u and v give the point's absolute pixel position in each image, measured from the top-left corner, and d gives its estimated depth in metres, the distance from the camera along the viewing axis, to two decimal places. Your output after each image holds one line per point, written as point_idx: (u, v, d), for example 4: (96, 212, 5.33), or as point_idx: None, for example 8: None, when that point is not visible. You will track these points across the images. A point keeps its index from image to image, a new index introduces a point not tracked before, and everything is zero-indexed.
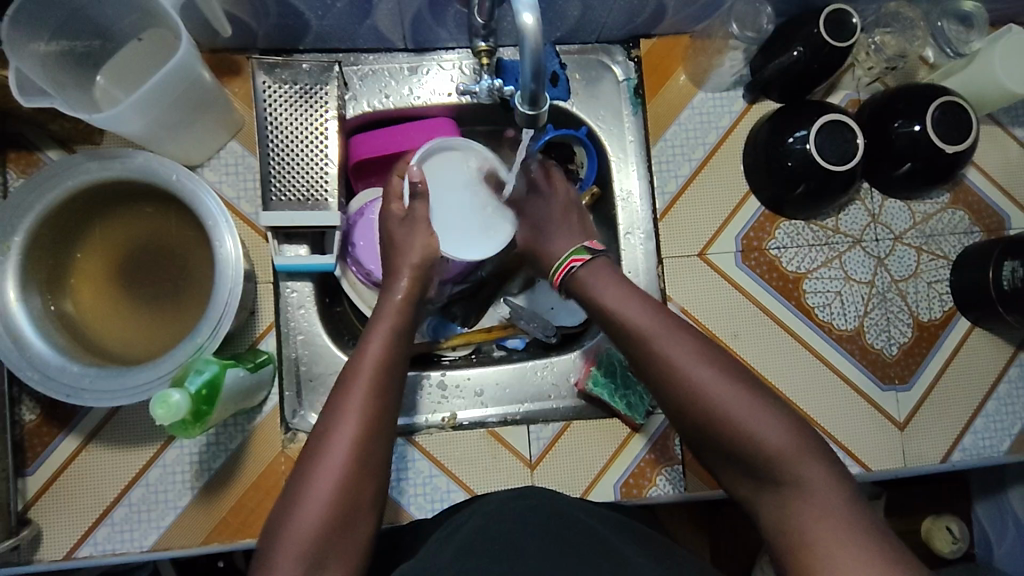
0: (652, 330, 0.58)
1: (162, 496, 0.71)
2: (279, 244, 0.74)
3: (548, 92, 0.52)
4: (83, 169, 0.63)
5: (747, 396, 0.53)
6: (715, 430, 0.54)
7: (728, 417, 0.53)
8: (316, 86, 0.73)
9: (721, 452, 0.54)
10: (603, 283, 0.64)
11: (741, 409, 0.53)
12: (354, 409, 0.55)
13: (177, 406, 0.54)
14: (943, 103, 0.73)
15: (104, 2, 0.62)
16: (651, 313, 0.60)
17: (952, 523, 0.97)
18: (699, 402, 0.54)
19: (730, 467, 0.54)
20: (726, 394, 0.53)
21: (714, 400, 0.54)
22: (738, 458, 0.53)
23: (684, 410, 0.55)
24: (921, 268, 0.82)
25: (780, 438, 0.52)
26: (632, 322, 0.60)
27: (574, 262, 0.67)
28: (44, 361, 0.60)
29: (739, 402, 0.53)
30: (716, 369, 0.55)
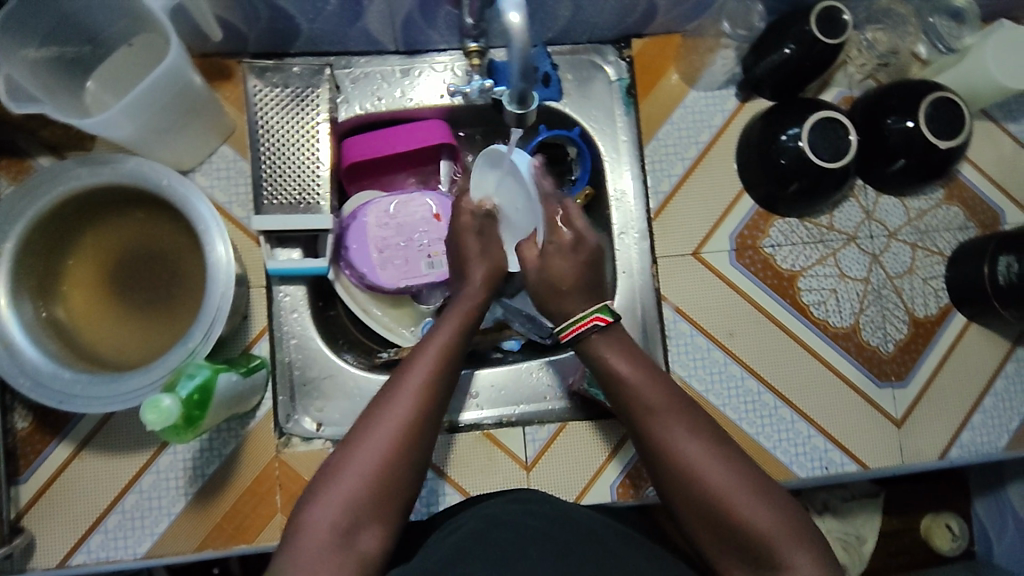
0: (664, 410, 0.56)
1: (156, 503, 0.70)
2: (271, 248, 0.73)
3: (535, 93, 0.53)
4: (74, 175, 0.63)
5: (752, 491, 0.52)
6: (716, 517, 0.52)
7: (730, 508, 0.52)
8: (307, 89, 0.73)
9: (718, 539, 0.53)
10: (615, 351, 0.60)
11: (743, 504, 0.52)
12: (352, 459, 0.52)
13: (169, 411, 0.54)
14: (936, 99, 0.73)
15: (93, 8, 0.61)
16: (663, 390, 0.57)
17: (953, 521, 0.98)
18: (701, 489, 0.53)
19: (724, 549, 0.53)
20: (730, 486, 0.52)
21: (717, 488, 0.52)
22: (735, 550, 0.52)
23: (684, 487, 0.54)
24: (917, 264, 0.82)
25: (780, 535, 0.51)
26: (643, 397, 0.57)
27: (597, 321, 0.61)
28: (36, 367, 0.60)
29: (743, 494, 0.52)
30: (722, 461, 0.54)
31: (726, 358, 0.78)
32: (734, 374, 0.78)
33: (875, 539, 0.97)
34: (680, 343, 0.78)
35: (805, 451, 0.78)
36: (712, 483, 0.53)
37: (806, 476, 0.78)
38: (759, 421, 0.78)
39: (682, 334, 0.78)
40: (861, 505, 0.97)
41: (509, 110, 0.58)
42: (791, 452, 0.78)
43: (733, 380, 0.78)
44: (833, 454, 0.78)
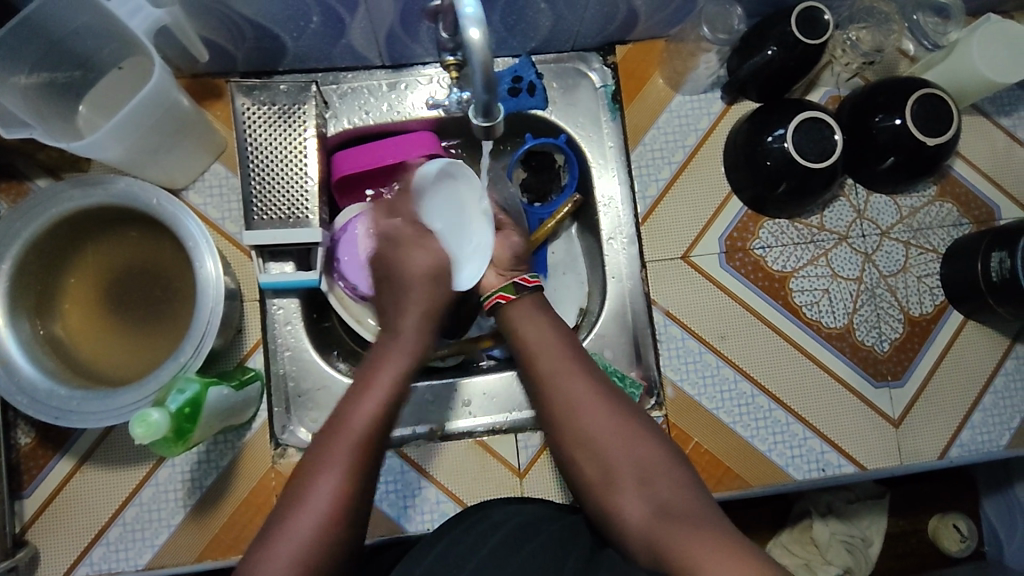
0: (551, 360, 0.64)
1: (156, 515, 0.72)
2: (263, 262, 0.74)
3: (501, 103, 0.53)
4: (67, 197, 0.64)
5: (627, 427, 0.59)
6: (596, 451, 0.59)
7: (608, 440, 0.59)
8: (294, 106, 0.75)
9: (600, 475, 0.58)
10: (523, 308, 0.69)
11: (620, 435, 0.59)
12: (296, 520, 0.52)
13: (157, 424, 0.55)
14: (922, 96, 0.73)
15: (82, 33, 0.63)
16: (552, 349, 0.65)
17: (960, 520, 0.96)
18: (581, 424, 0.60)
19: (609, 483, 0.57)
20: (604, 418, 0.60)
21: (596, 425, 0.60)
22: (616, 479, 0.57)
23: (571, 427, 0.60)
24: (910, 262, 0.81)
25: (654, 458, 0.57)
26: (534, 347, 0.66)
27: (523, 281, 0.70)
28: (33, 385, 0.61)
29: (620, 429, 0.59)
30: (602, 403, 0.61)
31: (718, 361, 0.78)
32: (726, 377, 0.78)
33: (881, 541, 0.96)
34: (672, 347, 0.78)
35: (801, 453, 0.77)
36: (595, 420, 0.60)
37: (803, 478, 0.77)
38: (753, 424, 0.77)
39: (673, 338, 0.78)
40: (865, 507, 0.96)
41: (476, 121, 0.57)
42: (787, 454, 0.77)
43: (725, 383, 0.78)
44: (830, 456, 0.78)
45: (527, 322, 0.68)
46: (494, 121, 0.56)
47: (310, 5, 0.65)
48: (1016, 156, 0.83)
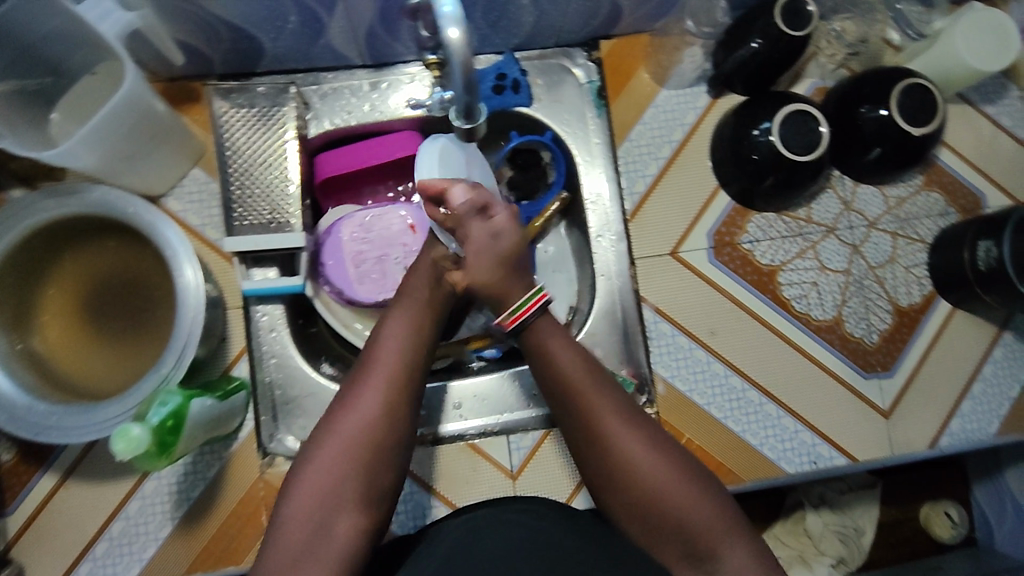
0: (597, 404, 0.57)
1: (143, 528, 0.71)
2: (246, 268, 0.73)
3: (481, 105, 0.51)
4: (41, 208, 0.63)
5: (684, 489, 0.55)
6: (649, 513, 0.55)
7: (666, 503, 0.55)
8: (273, 108, 0.73)
9: (654, 535, 0.56)
10: (551, 334, 0.60)
11: (678, 500, 0.55)
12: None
13: (138, 439, 0.54)
14: (907, 87, 0.72)
15: (51, 39, 0.61)
16: (594, 385, 0.58)
17: (951, 507, 0.97)
18: (637, 485, 0.55)
19: (664, 546, 0.56)
20: (663, 479, 0.55)
21: (647, 483, 0.55)
22: (671, 544, 0.56)
23: (622, 484, 0.56)
24: (898, 253, 0.81)
25: (715, 529, 0.55)
26: (578, 387, 0.58)
27: (536, 304, 0.60)
28: (11, 401, 0.60)
29: (685, 494, 0.55)
30: (658, 461, 0.56)
31: (709, 357, 0.78)
32: (717, 372, 0.78)
33: (874, 530, 0.96)
34: (662, 344, 0.78)
35: (793, 447, 0.77)
36: (653, 482, 0.55)
37: (795, 471, 0.77)
38: (745, 419, 0.77)
39: (663, 334, 0.78)
40: (858, 497, 0.96)
41: (456, 124, 0.55)
42: (778, 448, 0.77)
43: (716, 378, 0.78)
44: (821, 449, 0.78)
45: (566, 355, 0.59)
46: (476, 123, 0.54)
47: (287, 5, 0.64)
48: (1001, 144, 0.83)
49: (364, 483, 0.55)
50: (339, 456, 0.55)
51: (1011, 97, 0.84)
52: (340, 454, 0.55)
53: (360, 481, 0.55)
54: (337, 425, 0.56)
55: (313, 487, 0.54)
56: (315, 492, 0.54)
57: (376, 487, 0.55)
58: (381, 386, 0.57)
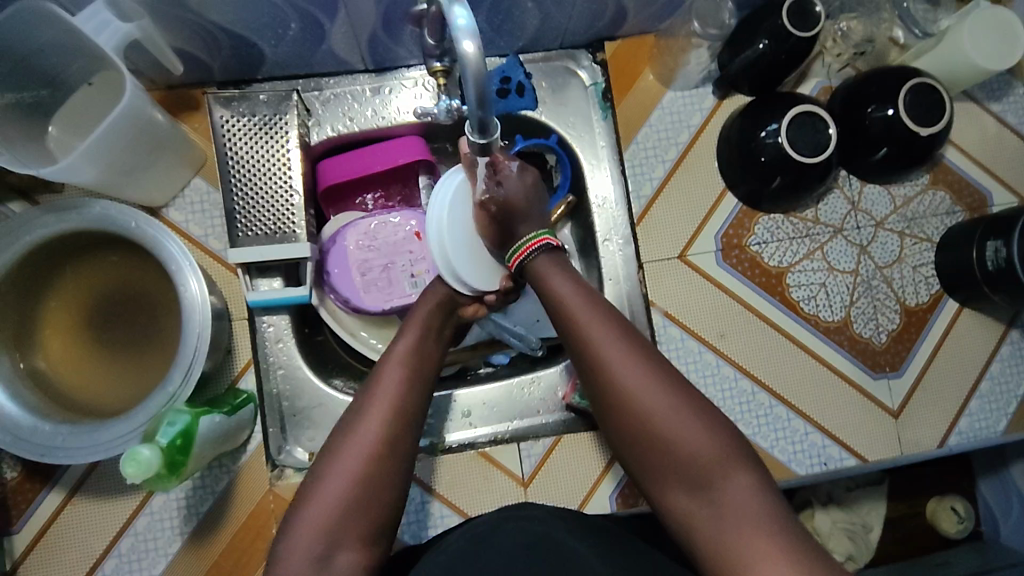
0: (594, 328, 0.57)
1: (152, 545, 0.70)
2: (251, 279, 0.72)
3: (496, 119, 0.50)
4: (41, 224, 0.61)
5: (682, 412, 0.54)
6: (650, 442, 0.54)
7: (666, 431, 0.53)
8: (276, 116, 0.72)
9: (658, 464, 0.54)
10: (555, 274, 0.62)
11: (679, 426, 0.53)
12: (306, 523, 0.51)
13: (147, 461, 0.53)
14: (915, 87, 0.72)
15: (48, 50, 0.60)
16: (593, 317, 0.58)
17: (958, 503, 0.97)
18: (637, 411, 0.54)
19: (666, 476, 0.54)
20: (661, 404, 0.54)
21: (651, 412, 0.54)
22: (674, 474, 0.53)
23: (623, 412, 0.55)
24: (905, 253, 0.81)
25: (716, 454, 0.52)
26: (574, 315, 0.59)
27: (536, 246, 0.63)
28: (16, 422, 0.58)
29: (685, 420, 0.53)
30: (656, 387, 0.55)
31: (718, 360, 0.78)
32: (727, 376, 0.77)
33: (881, 527, 0.97)
34: (672, 348, 0.77)
35: (803, 448, 0.77)
36: (650, 409, 0.54)
37: (805, 473, 0.77)
38: (755, 421, 0.77)
39: (673, 339, 0.77)
40: (865, 495, 0.97)
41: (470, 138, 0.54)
42: (789, 450, 0.77)
43: (726, 381, 0.77)
44: (832, 450, 0.77)
45: (564, 287, 0.60)
46: (490, 137, 0.53)
47: (288, 12, 0.63)
48: (1007, 141, 0.83)
49: (386, 453, 0.54)
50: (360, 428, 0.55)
51: (1017, 94, 0.83)
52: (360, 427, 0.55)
53: (385, 451, 0.54)
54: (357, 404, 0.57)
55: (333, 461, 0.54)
56: (336, 462, 0.54)
57: (400, 458, 0.55)
58: (401, 369, 0.59)
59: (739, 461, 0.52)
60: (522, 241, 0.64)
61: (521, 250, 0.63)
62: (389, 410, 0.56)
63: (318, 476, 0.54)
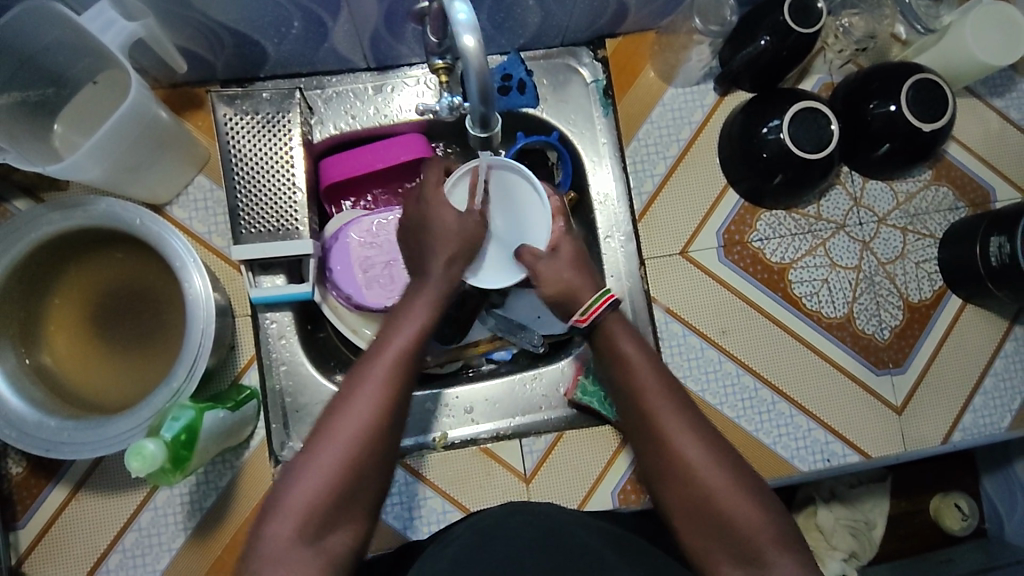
0: (660, 399, 0.58)
1: (155, 540, 0.70)
2: (255, 276, 0.73)
3: (497, 115, 0.49)
4: (47, 221, 0.62)
5: (739, 489, 0.54)
6: (704, 512, 0.54)
7: (724, 506, 0.54)
8: (279, 114, 0.72)
9: (708, 535, 0.54)
10: (625, 338, 0.62)
11: (735, 503, 0.53)
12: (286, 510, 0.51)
13: (153, 456, 0.53)
14: (916, 82, 0.72)
15: (53, 49, 0.60)
16: (664, 389, 0.58)
17: (961, 499, 0.97)
18: (695, 483, 0.54)
19: (713, 545, 0.54)
20: (723, 480, 0.54)
21: (716, 489, 0.54)
22: (726, 546, 0.53)
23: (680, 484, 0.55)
24: (908, 248, 0.81)
25: (768, 536, 0.53)
26: (640, 382, 0.59)
27: (604, 305, 0.63)
28: (21, 417, 0.59)
29: (740, 496, 0.54)
30: (717, 462, 0.55)
31: (720, 356, 0.77)
32: (729, 372, 0.77)
33: (884, 524, 0.97)
34: (673, 344, 0.77)
35: (806, 445, 0.77)
36: (710, 482, 0.54)
37: (808, 469, 0.77)
38: (757, 417, 0.77)
39: (675, 335, 0.77)
40: (868, 492, 0.97)
41: (473, 132, 0.55)
42: (791, 446, 0.77)
43: (728, 377, 0.77)
44: (834, 446, 0.77)
45: (634, 354, 0.60)
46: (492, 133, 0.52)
47: (291, 10, 0.63)
48: (1010, 137, 0.83)
49: (365, 453, 0.53)
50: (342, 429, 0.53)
51: (1020, 90, 0.83)
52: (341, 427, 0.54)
53: (364, 451, 0.53)
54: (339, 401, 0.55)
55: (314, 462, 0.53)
56: (316, 461, 0.52)
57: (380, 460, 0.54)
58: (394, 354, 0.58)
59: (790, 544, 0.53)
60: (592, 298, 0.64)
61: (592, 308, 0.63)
62: (373, 409, 0.54)
63: (295, 471, 0.53)
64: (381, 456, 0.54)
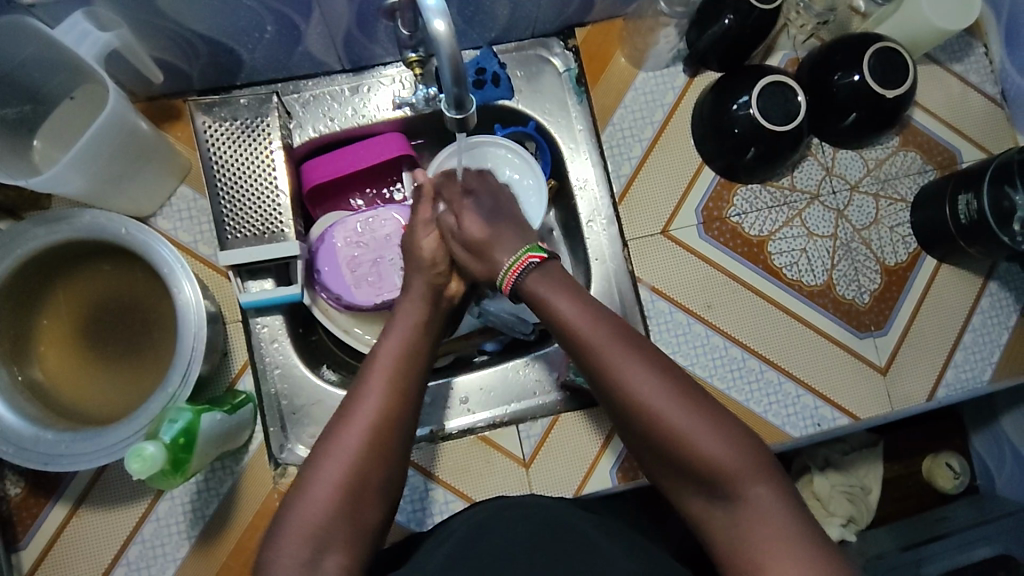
0: (604, 341, 0.55)
1: (160, 550, 0.70)
2: (242, 281, 0.73)
3: (471, 96, 0.51)
4: (31, 236, 0.62)
5: (695, 415, 0.53)
6: (667, 450, 0.53)
7: (683, 439, 0.52)
8: (257, 119, 0.73)
9: (676, 469, 0.54)
10: (552, 288, 0.59)
11: (693, 435, 0.52)
12: (302, 505, 0.52)
13: (153, 458, 0.53)
14: (877, 51, 0.74)
15: (29, 65, 0.61)
16: (609, 334, 0.55)
17: (952, 458, 0.99)
18: (653, 420, 0.53)
19: (680, 479, 0.54)
20: (676, 410, 0.53)
21: (674, 424, 0.52)
22: (692, 479, 0.53)
23: (640, 429, 0.54)
24: (881, 214, 0.83)
25: (730, 461, 0.51)
26: (579, 331, 0.56)
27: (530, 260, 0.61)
28: (18, 433, 0.59)
29: (696, 423, 0.52)
30: (671, 393, 0.53)
31: (706, 330, 0.79)
32: (717, 345, 0.79)
33: (879, 488, 0.98)
34: (660, 322, 0.79)
35: (796, 411, 0.79)
36: (667, 418, 0.53)
37: (800, 435, 0.79)
38: (747, 388, 0.79)
39: (661, 313, 0.79)
40: (861, 457, 0.98)
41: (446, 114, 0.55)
42: (782, 413, 0.79)
43: (716, 351, 0.79)
44: (824, 410, 0.79)
45: (566, 303, 0.58)
46: (467, 115, 0.54)
47: (264, 15, 0.64)
48: (972, 100, 0.85)
49: (373, 462, 0.54)
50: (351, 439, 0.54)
51: (977, 54, 0.86)
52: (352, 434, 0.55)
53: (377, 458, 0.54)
54: (345, 410, 0.56)
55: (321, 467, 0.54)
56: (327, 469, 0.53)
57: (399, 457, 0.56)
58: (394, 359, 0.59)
59: (755, 463, 0.52)
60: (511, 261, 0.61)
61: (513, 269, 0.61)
62: (378, 414, 0.55)
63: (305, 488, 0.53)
64: (390, 457, 0.55)
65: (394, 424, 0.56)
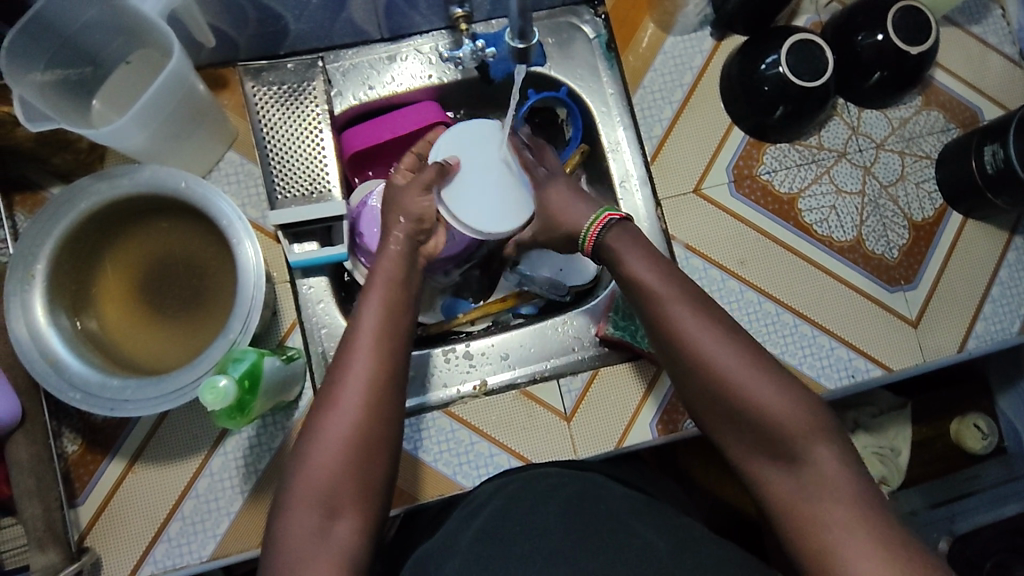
0: (673, 303, 0.58)
1: (214, 505, 0.72)
2: (289, 244, 0.75)
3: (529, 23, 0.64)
4: (94, 191, 0.64)
5: (761, 380, 0.54)
6: (730, 410, 0.55)
7: (746, 399, 0.54)
8: (303, 83, 0.78)
9: (736, 429, 0.55)
10: (626, 252, 0.63)
11: (757, 395, 0.54)
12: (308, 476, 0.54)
13: (225, 391, 0.56)
14: (901, 9, 0.76)
15: (91, 28, 0.63)
16: (680, 296, 0.58)
17: (980, 420, 0.99)
18: (717, 380, 0.55)
19: (742, 442, 0.56)
20: (741, 372, 0.55)
21: (735, 386, 0.54)
22: (754, 442, 0.55)
23: (706, 391, 0.56)
24: (907, 170, 0.85)
25: (794, 427, 0.53)
26: (651, 293, 0.59)
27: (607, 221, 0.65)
28: (84, 379, 0.61)
29: (761, 387, 0.54)
30: (737, 357, 0.55)
31: (740, 286, 0.81)
32: (751, 300, 0.80)
33: (910, 449, 0.99)
34: (695, 278, 0.81)
35: (830, 363, 0.80)
36: (730, 378, 0.55)
37: (835, 386, 0.80)
38: (782, 340, 0.80)
39: (696, 269, 0.81)
40: (891, 419, 0.99)
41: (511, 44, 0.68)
42: (817, 365, 0.80)
43: (750, 306, 0.80)
44: (857, 362, 0.81)
45: (636, 263, 0.61)
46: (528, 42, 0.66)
47: None
48: (991, 61, 0.88)
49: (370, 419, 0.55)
50: (346, 416, 0.55)
51: (995, 15, 0.88)
52: (341, 397, 0.56)
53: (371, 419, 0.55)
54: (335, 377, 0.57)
55: (344, 396, 0.56)
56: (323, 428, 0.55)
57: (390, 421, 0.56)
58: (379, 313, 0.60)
59: (821, 430, 0.53)
60: (591, 220, 0.66)
61: (594, 226, 0.65)
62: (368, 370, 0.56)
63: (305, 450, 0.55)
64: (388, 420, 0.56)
65: (388, 380, 0.57)
